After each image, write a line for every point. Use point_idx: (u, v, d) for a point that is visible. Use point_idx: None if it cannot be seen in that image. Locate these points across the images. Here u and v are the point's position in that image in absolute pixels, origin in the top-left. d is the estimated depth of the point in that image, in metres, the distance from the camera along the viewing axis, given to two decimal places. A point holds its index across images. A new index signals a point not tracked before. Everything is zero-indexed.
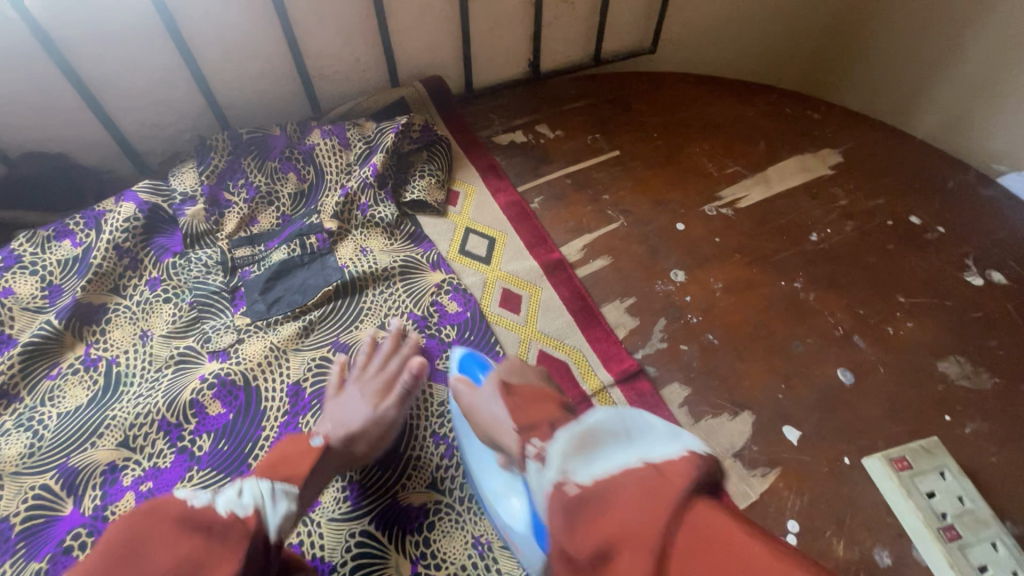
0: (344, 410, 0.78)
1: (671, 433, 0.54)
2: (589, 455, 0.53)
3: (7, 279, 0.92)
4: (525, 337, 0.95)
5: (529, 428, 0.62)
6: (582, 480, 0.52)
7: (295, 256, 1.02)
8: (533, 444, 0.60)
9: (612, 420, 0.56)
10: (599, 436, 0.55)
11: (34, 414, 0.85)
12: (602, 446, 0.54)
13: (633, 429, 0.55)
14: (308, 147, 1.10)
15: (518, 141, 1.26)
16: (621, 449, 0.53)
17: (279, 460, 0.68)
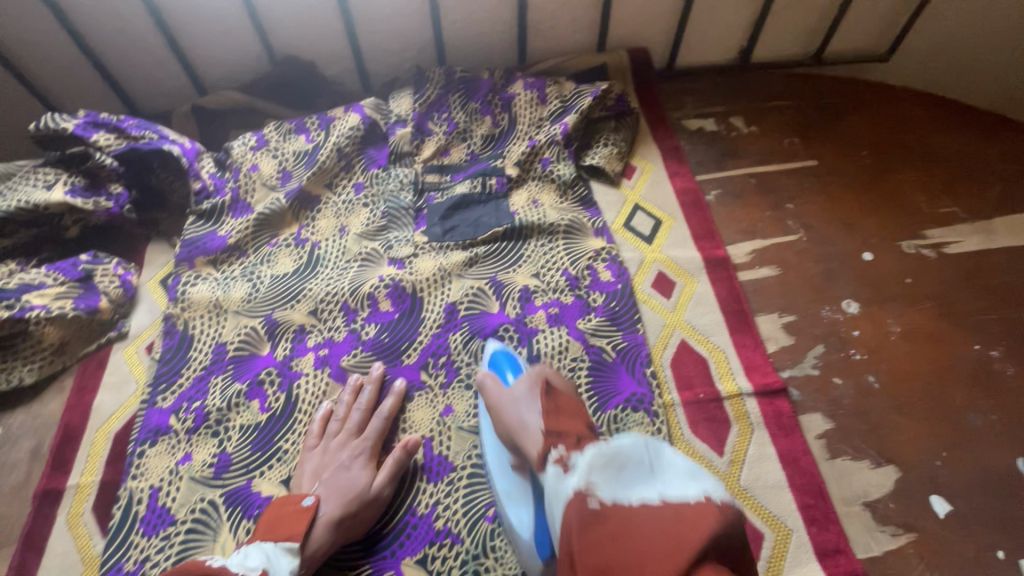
0: (336, 477, 0.79)
1: (692, 473, 0.58)
2: (615, 476, 0.59)
3: (256, 157, 1.11)
4: (670, 323, 0.95)
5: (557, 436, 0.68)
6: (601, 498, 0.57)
7: (475, 192, 1.11)
8: (553, 452, 0.66)
9: (640, 446, 0.61)
10: (628, 459, 0.60)
11: (255, 269, 1.04)
12: (626, 470, 0.59)
13: (662, 461, 0.60)
14: (508, 96, 1.18)
15: (707, 129, 1.22)
16: (644, 480, 0.58)
17: (275, 520, 0.73)
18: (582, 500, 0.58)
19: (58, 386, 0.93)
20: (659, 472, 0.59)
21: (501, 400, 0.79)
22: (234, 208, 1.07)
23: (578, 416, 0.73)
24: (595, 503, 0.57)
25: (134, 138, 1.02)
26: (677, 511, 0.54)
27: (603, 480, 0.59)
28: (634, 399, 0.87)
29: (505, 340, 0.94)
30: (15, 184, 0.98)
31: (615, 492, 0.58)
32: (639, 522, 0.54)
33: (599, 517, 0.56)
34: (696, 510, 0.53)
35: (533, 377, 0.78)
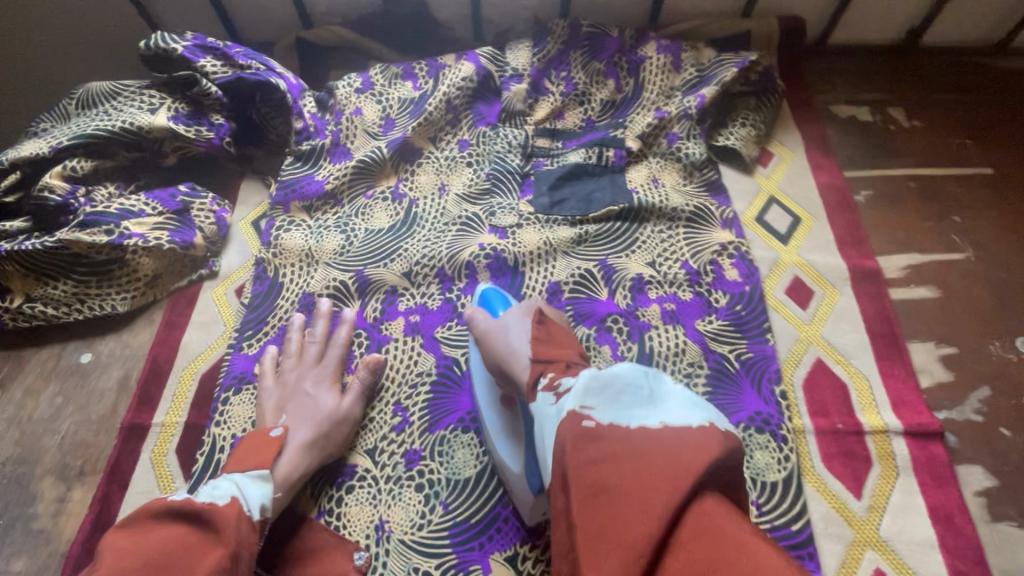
0: (305, 405, 0.78)
1: (694, 402, 0.54)
2: (613, 399, 0.53)
3: (359, 100, 1.03)
4: (804, 337, 0.83)
5: (545, 362, 0.64)
6: (597, 418, 0.52)
7: (590, 163, 1.01)
8: (544, 378, 0.61)
9: (638, 373, 0.55)
10: (629, 383, 0.55)
11: (349, 221, 0.98)
12: (625, 394, 0.54)
13: (661, 387, 0.55)
14: (638, 58, 1.05)
15: (860, 119, 1.06)
16: (643, 406, 0.53)
17: (242, 453, 0.70)
18: (577, 419, 0.52)
19: (148, 318, 0.90)
20: (659, 398, 0.54)
21: (491, 327, 0.74)
22: (333, 152, 1.01)
23: (565, 346, 0.67)
24: (592, 422, 0.52)
25: (240, 67, 0.96)
26: (683, 438, 0.49)
27: (601, 403, 0.53)
28: (758, 419, 0.76)
29: (614, 331, 0.85)
30: (120, 104, 0.94)
31: (614, 415, 0.52)
32: (640, 448, 0.49)
33: (594, 437, 0.50)
34: (704, 438, 0.48)
35: (530, 312, 0.74)
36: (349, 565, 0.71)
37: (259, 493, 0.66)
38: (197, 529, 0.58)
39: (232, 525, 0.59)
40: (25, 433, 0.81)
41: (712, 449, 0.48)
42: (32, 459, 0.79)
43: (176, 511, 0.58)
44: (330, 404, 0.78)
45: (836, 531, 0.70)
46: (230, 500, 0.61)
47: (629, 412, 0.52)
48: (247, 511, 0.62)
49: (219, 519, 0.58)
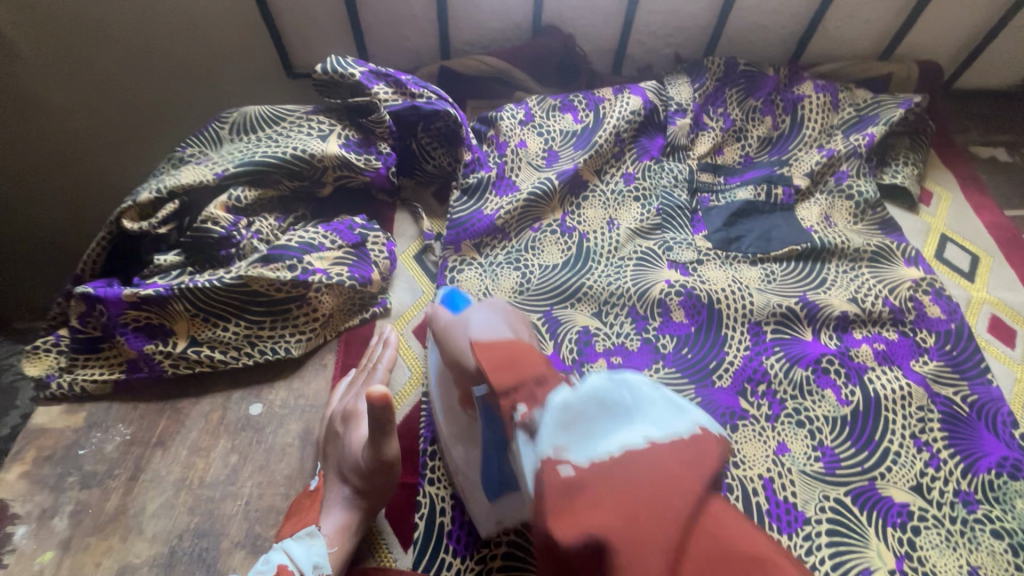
0: (338, 453, 0.68)
1: (672, 407, 0.50)
2: (584, 433, 0.48)
3: (523, 132, 1.00)
4: (1022, 378, 0.82)
5: (507, 391, 0.54)
6: (576, 460, 0.46)
7: (760, 201, 0.99)
8: (518, 411, 0.53)
9: (605, 384, 0.51)
10: (602, 402, 0.50)
11: (521, 256, 0.93)
12: (596, 422, 0.49)
13: (635, 395, 0.51)
14: (794, 97, 1.06)
15: (1000, 160, 1.10)
16: (620, 428, 0.48)
17: (293, 514, 0.66)
18: (553, 467, 0.46)
19: (320, 363, 0.81)
20: (635, 409, 0.49)
21: (460, 323, 0.66)
22: (498, 185, 0.96)
23: (529, 354, 0.58)
24: (570, 468, 0.46)
25: (412, 96, 0.92)
26: (671, 454, 0.45)
27: (572, 442, 0.48)
28: (1008, 464, 0.73)
29: (832, 373, 0.81)
30: (286, 130, 0.89)
31: (591, 449, 0.47)
32: (626, 478, 0.44)
33: (577, 486, 0.44)
34: (693, 448, 0.45)
35: (495, 308, 0.68)
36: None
37: (311, 553, 0.61)
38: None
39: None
40: (201, 500, 0.70)
41: (694, 461, 0.44)
42: (216, 530, 0.68)
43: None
44: (359, 446, 0.67)
45: None
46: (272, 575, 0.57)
47: (604, 436, 0.48)
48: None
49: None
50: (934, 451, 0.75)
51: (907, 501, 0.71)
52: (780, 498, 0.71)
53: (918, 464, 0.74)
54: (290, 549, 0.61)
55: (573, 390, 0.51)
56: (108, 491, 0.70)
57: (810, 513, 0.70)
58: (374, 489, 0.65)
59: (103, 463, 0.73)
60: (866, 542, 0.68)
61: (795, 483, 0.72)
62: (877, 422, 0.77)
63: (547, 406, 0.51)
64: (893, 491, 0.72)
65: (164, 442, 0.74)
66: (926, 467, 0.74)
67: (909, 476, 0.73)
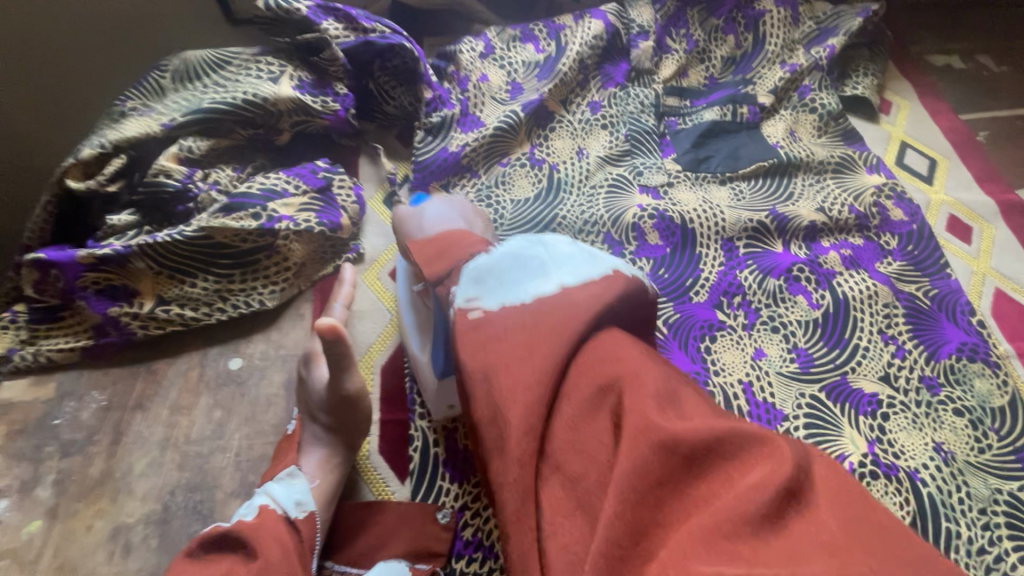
0: (305, 396, 0.67)
1: (590, 256, 0.50)
2: (487, 287, 0.49)
3: (484, 65, 0.97)
4: (978, 271, 0.86)
5: (441, 275, 0.55)
6: (487, 305, 0.47)
7: (726, 121, 0.98)
8: (451, 293, 0.52)
9: (523, 245, 0.52)
10: (519, 257, 0.50)
11: (492, 192, 0.92)
12: (509, 268, 0.50)
13: (550, 252, 0.51)
14: (756, 13, 1.03)
15: (955, 67, 1.11)
16: (530, 277, 0.48)
17: (271, 461, 0.65)
18: (464, 315, 0.47)
19: (297, 313, 0.80)
20: (551, 258, 0.50)
21: (412, 215, 0.71)
22: (463, 121, 0.93)
23: (465, 235, 0.60)
24: (480, 312, 0.47)
25: (364, 31, 0.87)
26: (580, 296, 0.45)
27: (486, 293, 0.48)
28: (967, 349, 0.78)
29: (803, 281, 0.84)
30: (233, 74, 0.83)
31: (503, 296, 0.47)
32: (528, 318, 0.45)
33: (487, 343, 0.44)
34: (602, 285, 0.46)
35: (453, 203, 0.75)
36: (435, 528, 0.64)
37: (293, 490, 0.58)
38: (235, 553, 0.51)
39: (275, 546, 0.51)
40: (189, 456, 0.69)
41: (597, 294, 0.45)
42: (209, 483, 0.67)
43: (202, 543, 0.51)
44: (323, 384, 0.66)
45: None
46: (256, 513, 0.55)
47: (520, 283, 0.48)
48: (283, 516, 0.56)
49: (250, 535, 0.51)
50: (900, 343, 0.79)
51: (876, 391, 0.75)
52: (760, 399, 0.74)
53: (885, 357, 0.78)
54: (273, 492, 0.58)
55: (499, 247, 0.52)
56: (90, 458, 0.69)
57: (788, 410, 0.73)
58: (344, 425, 0.66)
59: (81, 430, 0.71)
60: (840, 431, 0.72)
61: (773, 384, 0.75)
62: (848, 323, 0.80)
63: (466, 268, 0.51)
64: (864, 383, 0.76)
65: (144, 404, 0.73)
66: (892, 358, 0.78)
67: (878, 368, 0.77)
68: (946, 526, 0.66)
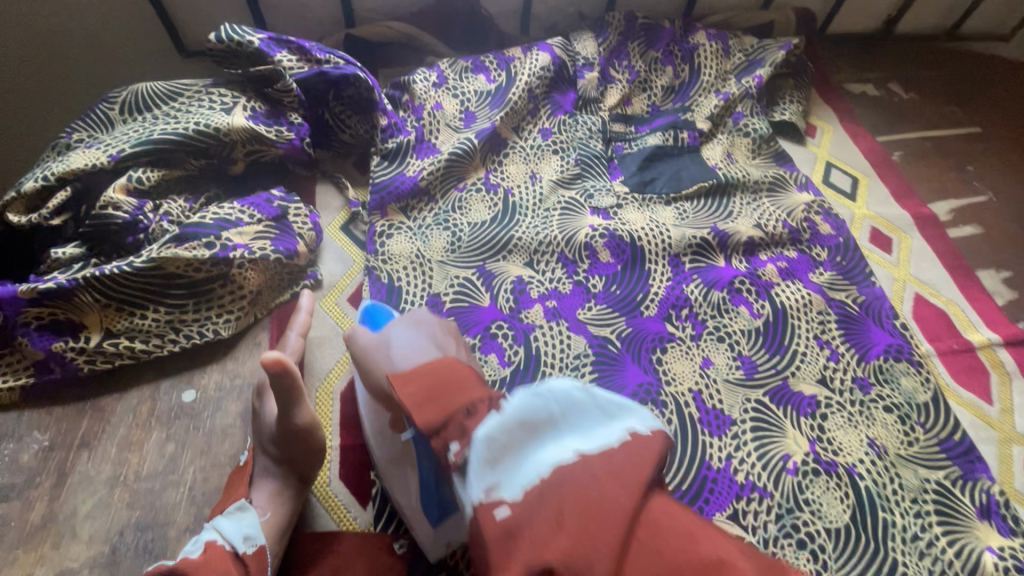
0: (256, 428, 0.67)
1: (606, 414, 0.50)
2: (507, 466, 0.47)
3: (438, 95, 1.00)
4: (899, 278, 0.94)
5: (437, 428, 0.52)
6: (511, 497, 0.45)
7: (668, 145, 1.05)
8: (452, 449, 0.50)
9: (537, 404, 0.51)
10: (529, 425, 0.50)
11: (449, 216, 0.94)
12: (526, 433, 0.49)
13: (560, 404, 0.51)
14: (690, 46, 1.12)
15: (870, 94, 1.22)
16: (547, 445, 0.48)
17: (223, 495, 0.64)
18: (489, 510, 0.44)
19: (254, 341, 0.79)
20: (565, 422, 0.50)
21: (378, 345, 0.68)
22: (418, 148, 0.96)
23: (455, 373, 0.57)
24: (506, 508, 0.44)
25: (318, 62, 0.89)
26: (606, 471, 0.44)
27: (502, 478, 0.47)
28: (892, 350, 0.84)
29: (744, 292, 0.89)
30: (184, 105, 0.83)
31: (518, 478, 0.46)
32: (557, 494, 0.43)
33: (515, 530, 0.43)
34: (624, 457, 0.45)
35: (418, 322, 0.70)
36: (389, 559, 0.65)
37: (241, 524, 0.58)
38: None
39: None
40: (139, 493, 0.67)
41: (637, 455, 0.45)
42: (161, 521, 0.65)
43: None
44: (272, 418, 0.65)
45: (985, 436, 0.79)
46: (201, 551, 0.54)
47: (532, 459, 0.47)
48: (229, 553, 0.55)
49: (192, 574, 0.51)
50: (834, 347, 0.84)
51: (815, 393, 0.80)
52: (709, 406, 0.78)
53: (821, 361, 0.83)
54: (219, 528, 0.57)
55: (501, 414, 0.50)
56: (31, 502, 0.66)
57: (735, 415, 0.78)
58: (291, 455, 0.64)
59: (21, 473, 0.67)
60: (783, 432, 0.76)
61: (721, 392, 0.80)
62: (787, 330, 0.86)
63: (472, 440, 0.49)
64: (803, 386, 0.81)
65: (90, 442, 0.70)
66: (828, 361, 0.83)
67: (815, 372, 0.82)
68: (883, 517, 0.71)
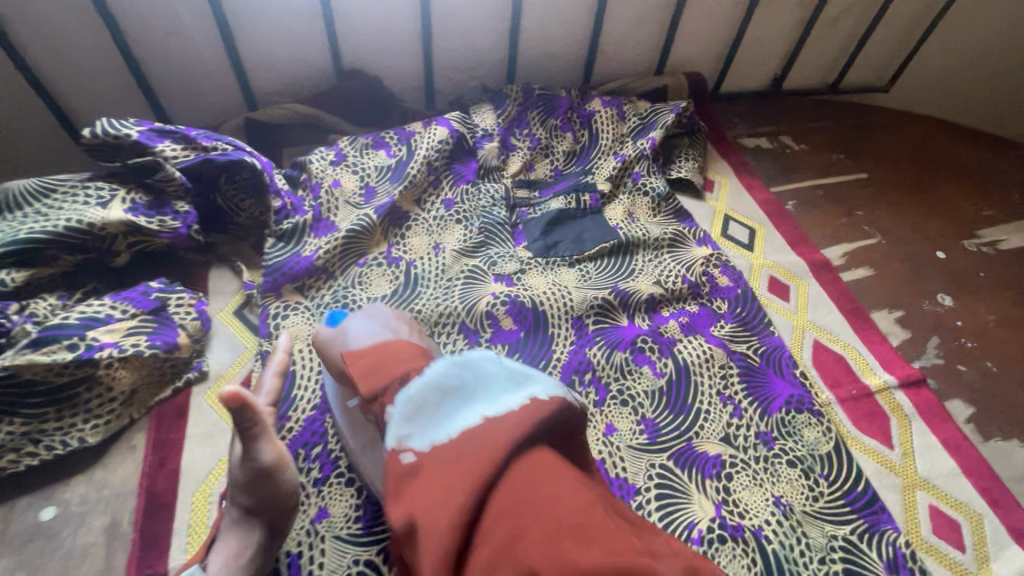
0: (228, 479, 0.66)
1: (518, 381, 0.49)
2: (425, 421, 0.48)
3: (336, 172, 1.01)
4: (798, 324, 0.96)
5: (377, 394, 0.56)
6: (417, 446, 0.46)
7: (571, 208, 1.07)
8: (390, 409, 0.53)
9: (455, 365, 0.52)
10: (443, 388, 0.50)
11: (348, 293, 0.92)
12: (440, 396, 0.50)
13: (478, 372, 0.51)
14: (587, 113, 1.17)
15: (764, 146, 1.29)
16: (460, 403, 0.48)
17: None
18: (396, 457, 0.46)
19: (128, 445, 0.74)
20: (477, 385, 0.50)
21: (338, 336, 0.67)
22: (316, 227, 0.95)
23: (412, 354, 0.60)
24: (411, 455, 0.46)
25: (205, 149, 0.89)
26: (490, 420, 0.45)
27: (417, 430, 0.48)
28: (794, 401, 0.84)
29: (647, 351, 0.89)
30: (58, 202, 0.81)
31: (432, 435, 0.47)
32: (448, 456, 0.44)
33: (414, 471, 0.45)
34: (519, 413, 0.45)
35: (373, 315, 0.70)
36: None
37: None
38: None
39: None
40: None
41: (525, 419, 0.44)
42: None
43: None
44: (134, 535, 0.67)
45: (889, 482, 0.79)
46: None
47: (445, 418, 0.48)
48: None
49: None
50: (737, 403, 0.84)
51: (719, 452, 0.79)
52: (612, 476, 0.76)
53: (724, 417, 0.83)
54: None
55: (424, 377, 0.51)
56: None
57: (640, 483, 0.76)
58: (262, 504, 0.62)
59: None
60: (689, 497, 0.75)
61: (624, 459, 0.78)
62: (691, 388, 0.85)
63: (399, 398, 0.51)
64: (708, 446, 0.80)
65: None
66: (731, 418, 0.83)
67: (718, 431, 0.81)
68: None
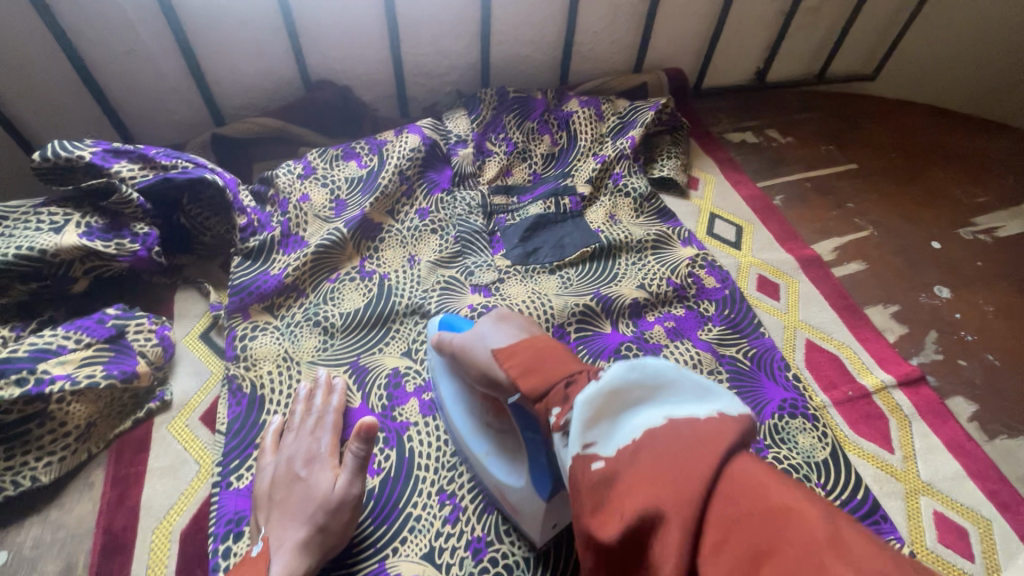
0: (300, 496, 0.64)
1: (699, 393, 0.48)
2: (610, 426, 0.47)
3: (305, 186, 0.97)
4: (790, 324, 0.92)
5: (540, 394, 0.54)
6: (606, 452, 0.46)
7: (550, 213, 1.03)
8: (554, 412, 0.51)
9: (631, 371, 0.49)
10: (624, 395, 0.49)
11: (319, 310, 0.88)
12: (624, 405, 0.48)
13: (653, 378, 0.50)
14: (565, 114, 1.14)
15: (749, 141, 1.25)
16: (644, 411, 0.48)
17: None
18: (584, 464, 0.46)
19: (86, 482, 0.71)
20: (657, 392, 0.49)
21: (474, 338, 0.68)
22: (285, 243, 0.92)
23: (555, 353, 0.58)
24: (602, 462, 0.45)
25: (164, 168, 0.87)
26: (689, 432, 0.44)
27: (601, 435, 0.47)
28: (787, 406, 0.80)
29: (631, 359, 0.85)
30: (7, 229, 0.77)
31: (618, 440, 0.46)
32: (649, 459, 0.43)
33: (610, 480, 0.44)
34: (712, 427, 0.44)
35: (504, 318, 0.70)
36: None
37: None
38: None
39: None
40: None
41: (724, 429, 0.44)
42: None
43: None
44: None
45: (890, 488, 0.75)
46: None
47: (630, 423, 0.47)
48: None
49: None
50: None
51: None
52: None
53: None
54: None
55: (597, 382, 0.50)
56: None
57: None
58: (337, 529, 0.63)
59: None
60: None
61: None
62: None
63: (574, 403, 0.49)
64: None
65: None
66: None
67: None
68: None
